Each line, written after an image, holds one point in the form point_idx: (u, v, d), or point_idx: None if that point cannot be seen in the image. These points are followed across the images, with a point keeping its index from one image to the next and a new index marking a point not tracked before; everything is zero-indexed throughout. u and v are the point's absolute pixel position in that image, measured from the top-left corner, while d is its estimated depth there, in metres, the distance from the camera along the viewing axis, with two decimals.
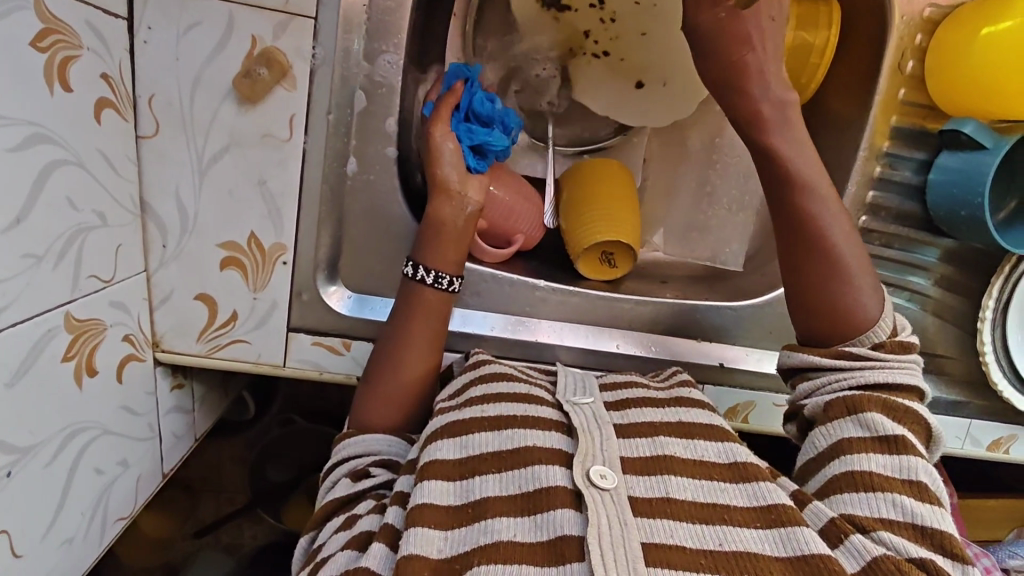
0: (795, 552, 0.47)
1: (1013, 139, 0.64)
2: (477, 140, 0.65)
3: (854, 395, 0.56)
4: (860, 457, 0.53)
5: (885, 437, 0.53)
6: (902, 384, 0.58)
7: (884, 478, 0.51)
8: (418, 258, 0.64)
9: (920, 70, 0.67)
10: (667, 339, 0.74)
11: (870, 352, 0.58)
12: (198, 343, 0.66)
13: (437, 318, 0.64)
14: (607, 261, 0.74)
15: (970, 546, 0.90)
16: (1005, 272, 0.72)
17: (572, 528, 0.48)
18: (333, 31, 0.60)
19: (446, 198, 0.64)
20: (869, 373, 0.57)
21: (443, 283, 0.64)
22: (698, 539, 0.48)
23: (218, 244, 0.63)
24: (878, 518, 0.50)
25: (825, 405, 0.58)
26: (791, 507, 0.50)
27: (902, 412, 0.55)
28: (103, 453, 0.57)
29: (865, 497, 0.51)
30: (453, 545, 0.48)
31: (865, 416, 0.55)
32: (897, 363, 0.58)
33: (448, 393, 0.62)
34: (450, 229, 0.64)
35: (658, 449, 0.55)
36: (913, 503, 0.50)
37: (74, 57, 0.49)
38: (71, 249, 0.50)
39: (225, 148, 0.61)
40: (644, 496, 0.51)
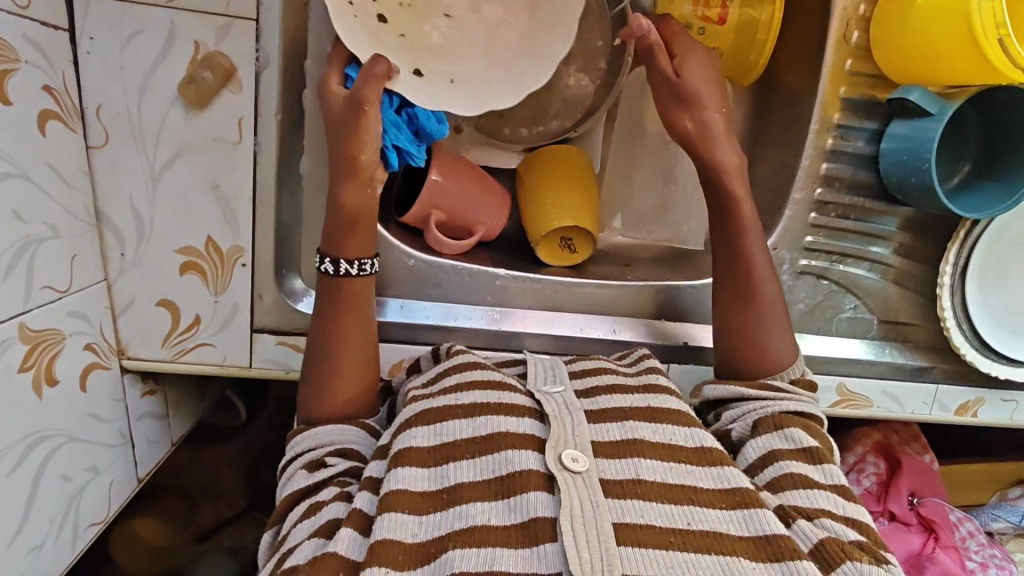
0: (758, 532, 0.49)
1: (957, 104, 0.64)
2: (399, 141, 0.60)
3: (783, 416, 0.60)
4: (790, 462, 0.57)
5: (809, 450, 0.57)
6: (810, 412, 0.62)
7: (812, 478, 0.55)
8: (333, 252, 0.62)
9: (865, 40, 0.68)
10: (631, 321, 0.75)
11: (788, 385, 0.64)
12: (163, 348, 0.67)
13: (360, 303, 0.63)
14: (567, 247, 0.75)
15: (953, 512, 0.92)
16: (960, 238, 0.72)
17: (544, 510, 0.49)
18: (276, 32, 0.60)
19: (360, 184, 0.59)
20: (790, 403, 0.62)
21: (366, 268, 0.63)
22: (668, 518, 0.50)
23: (177, 250, 0.64)
24: (818, 508, 0.53)
25: (751, 426, 0.61)
26: (752, 489, 0.53)
27: (815, 431, 0.60)
28: (70, 460, 0.58)
29: (804, 493, 0.54)
30: (428, 530, 0.49)
31: (791, 431, 0.59)
32: (806, 395, 0.64)
33: (422, 380, 0.62)
34: (364, 217, 0.61)
35: (628, 432, 0.56)
36: (841, 499, 0.54)
37: (12, 70, 0.50)
38: (21, 261, 0.51)
39: (176, 154, 0.61)
40: (614, 479, 0.52)
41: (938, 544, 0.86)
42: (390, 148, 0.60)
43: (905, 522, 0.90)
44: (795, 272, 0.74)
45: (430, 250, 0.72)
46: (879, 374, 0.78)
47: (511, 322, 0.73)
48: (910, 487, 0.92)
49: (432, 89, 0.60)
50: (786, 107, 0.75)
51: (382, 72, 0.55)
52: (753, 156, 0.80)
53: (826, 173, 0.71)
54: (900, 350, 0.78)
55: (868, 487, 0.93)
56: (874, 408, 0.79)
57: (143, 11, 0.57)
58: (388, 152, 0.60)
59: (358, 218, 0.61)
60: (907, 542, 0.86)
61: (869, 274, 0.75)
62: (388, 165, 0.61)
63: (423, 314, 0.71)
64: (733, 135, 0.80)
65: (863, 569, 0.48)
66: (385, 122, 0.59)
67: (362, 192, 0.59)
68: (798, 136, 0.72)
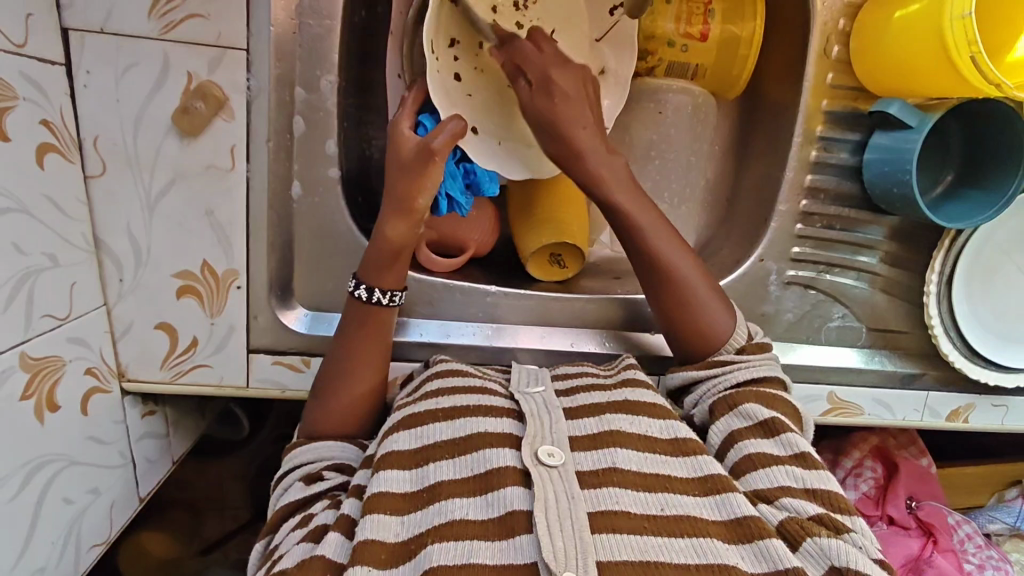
0: (730, 514, 0.51)
1: (936, 116, 0.65)
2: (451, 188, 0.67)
3: (734, 392, 0.61)
4: (750, 441, 0.57)
5: (764, 423, 0.58)
6: (763, 377, 0.63)
7: (770, 455, 0.56)
8: (369, 281, 0.64)
9: (846, 54, 0.69)
10: (621, 334, 0.76)
11: (736, 357, 0.64)
12: (162, 370, 0.68)
13: (382, 331, 0.65)
14: (556, 262, 0.76)
15: (950, 515, 0.92)
16: (946, 246, 0.73)
17: (519, 503, 0.50)
18: (266, 60, 0.62)
19: (410, 225, 0.62)
20: (738, 374, 0.63)
21: (398, 299, 0.65)
22: (642, 505, 0.51)
23: (173, 274, 0.65)
24: (778, 487, 0.53)
25: (709, 408, 0.62)
26: (724, 476, 0.54)
27: (772, 398, 0.60)
28: (72, 483, 0.59)
29: (763, 474, 0.55)
30: (409, 528, 0.50)
31: (746, 407, 0.59)
32: (758, 362, 0.64)
33: (407, 390, 0.65)
34: (399, 249, 0.63)
35: (604, 425, 0.58)
36: (802, 470, 0.54)
37: (10, 108, 0.51)
38: (20, 292, 0.53)
39: (171, 182, 0.63)
40: (591, 470, 0.53)
41: (936, 548, 0.87)
42: (444, 196, 0.67)
43: (904, 526, 0.90)
44: (783, 282, 0.75)
45: (421, 268, 0.74)
46: (869, 381, 0.78)
47: (502, 337, 0.74)
48: (907, 490, 0.92)
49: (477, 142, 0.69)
50: (771, 119, 0.76)
51: (455, 132, 0.59)
52: (740, 167, 0.81)
53: (810, 184, 0.72)
54: (889, 357, 0.78)
55: (866, 492, 0.93)
56: (865, 415, 0.79)
57: (136, 44, 0.59)
58: (443, 199, 0.67)
59: (402, 252, 0.63)
60: (905, 546, 0.87)
61: (857, 283, 0.76)
62: (439, 210, 0.68)
63: (416, 332, 0.73)
64: (720, 147, 0.81)
65: (821, 543, 0.48)
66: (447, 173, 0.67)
67: (407, 230, 0.62)
68: (782, 149, 0.73)
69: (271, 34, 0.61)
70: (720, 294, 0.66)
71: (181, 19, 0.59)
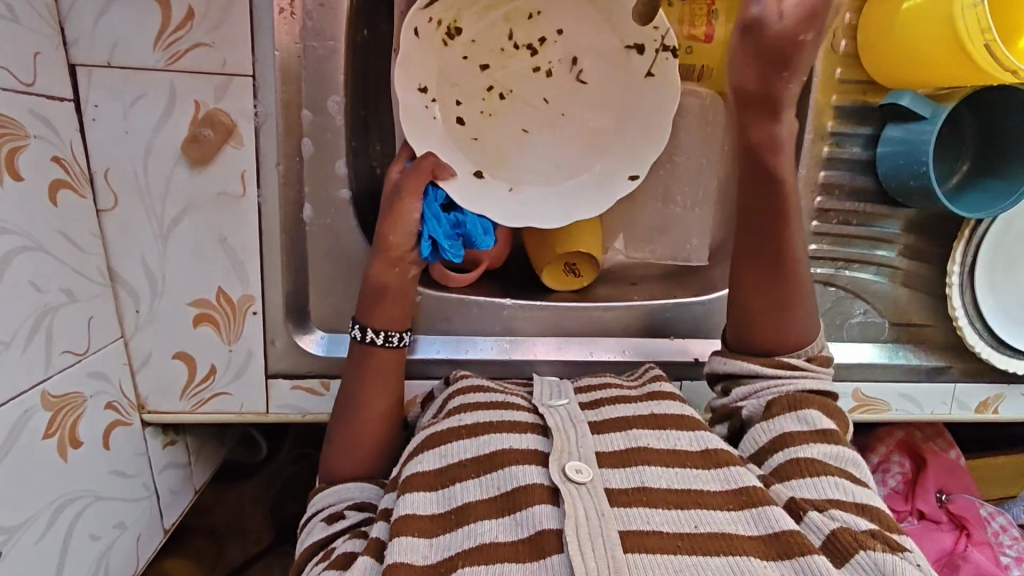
0: (768, 529, 0.49)
1: (951, 105, 0.64)
2: (432, 232, 0.64)
3: (800, 395, 0.59)
4: (803, 446, 0.56)
5: (821, 432, 0.56)
6: (827, 390, 0.61)
7: (822, 463, 0.54)
8: (364, 321, 0.65)
9: (853, 48, 0.68)
10: (640, 342, 0.75)
11: (805, 363, 0.61)
12: (182, 400, 0.68)
13: (386, 374, 0.65)
14: (572, 271, 0.75)
15: (984, 507, 0.89)
16: (965, 236, 0.72)
17: (549, 522, 0.49)
18: (272, 85, 0.62)
19: (390, 262, 0.64)
20: (805, 380, 0.60)
21: (394, 340, 0.65)
22: (675, 523, 0.50)
23: (190, 303, 0.65)
24: (827, 498, 0.52)
25: (766, 406, 0.59)
26: (761, 487, 0.52)
27: (830, 410, 0.59)
28: (98, 519, 0.59)
29: (809, 481, 0.53)
30: (438, 552, 0.49)
31: (804, 412, 0.57)
32: (821, 372, 0.62)
33: (431, 413, 0.64)
34: (392, 292, 0.64)
35: (632, 442, 0.57)
36: (853, 483, 0.53)
37: (21, 147, 0.51)
38: (39, 331, 0.53)
39: (183, 211, 0.63)
40: (620, 488, 0.52)
41: (971, 541, 0.85)
42: (426, 239, 0.64)
43: (935, 521, 0.88)
44: None
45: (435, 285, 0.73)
46: (896, 377, 0.77)
47: (522, 350, 0.73)
48: (937, 484, 0.90)
49: (489, 193, 0.66)
50: None
51: (430, 167, 0.62)
52: None
53: (824, 180, 0.71)
54: (914, 350, 0.77)
55: (895, 487, 0.91)
56: (892, 411, 0.78)
57: (144, 75, 0.59)
58: (425, 243, 0.64)
59: (385, 291, 0.64)
60: (938, 541, 0.84)
61: (877, 278, 0.75)
62: (423, 253, 0.65)
63: (433, 349, 0.72)
64: None
65: (876, 557, 0.46)
66: (428, 215, 0.64)
67: (392, 271, 0.64)
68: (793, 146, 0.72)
69: (276, 58, 0.61)
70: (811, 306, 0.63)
71: (186, 48, 0.59)
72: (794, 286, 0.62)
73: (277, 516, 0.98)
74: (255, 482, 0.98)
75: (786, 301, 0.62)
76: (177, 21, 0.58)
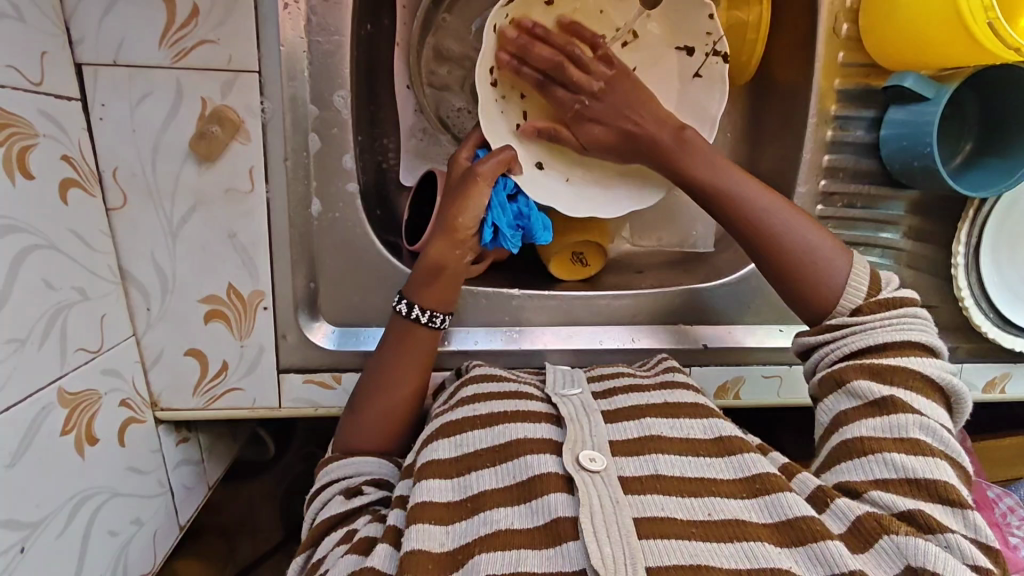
0: (780, 517, 0.49)
1: (954, 85, 0.64)
2: (496, 219, 0.64)
3: (842, 367, 0.58)
4: (852, 424, 0.55)
5: (877, 403, 0.54)
6: (893, 342, 0.58)
7: (872, 439, 0.53)
8: (412, 296, 0.65)
9: (855, 31, 0.68)
10: (648, 329, 0.75)
11: (849, 320, 0.59)
12: (194, 397, 0.68)
13: (421, 354, 0.65)
14: (578, 261, 0.76)
15: (991, 488, 0.90)
16: (970, 217, 0.72)
17: (565, 510, 0.50)
18: (277, 81, 0.62)
19: (452, 244, 0.64)
20: (850, 342, 0.59)
21: (436, 322, 0.65)
22: (688, 511, 0.50)
23: (201, 300, 0.65)
24: (870, 478, 0.51)
25: (818, 382, 0.60)
26: (773, 475, 0.53)
27: (894, 372, 0.56)
28: (115, 515, 0.59)
29: (857, 462, 0.53)
30: (454, 538, 0.50)
31: (852, 385, 0.56)
32: (880, 323, 0.59)
33: (443, 399, 0.65)
34: (446, 270, 0.65)
35: (646, 429, 0.57)
36: (904, 458, 0.51)
37: (31, 146, 0.52)
38: (54, 328, 0.53)
39: (192, 208, 0.63)
40: (634, 475, 0.53)
41: None
42: (490, 225, 0.65)
43: None
44: None
45: None
46: None
47: (531, 341, 0.74)
48: None
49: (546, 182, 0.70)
50: (781, 100, 0.75)
51: (505, 158, 0.64)
52: (754, 151, 0.80)
53: (829, 164, 0.72)
54: None
55: None
56: None
57: (150, 73, 0.59)
58: (488, 228, 0.65)
59: (442, 269, 0.65)
60: None
61: (883, 260, 0.75)
62: (481, 237, 0.65)
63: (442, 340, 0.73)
64: (731, 135, 0.81)
65: (899, 542, 0.46)
66: (496, 201, 0.64)
67: (449, 249, 0.64)
68: (796, 131, 0.72)
69: (281, 53, 0.61)
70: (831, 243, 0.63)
71: (191, 45, 0.59)
72: (817, 242, 0.62)
73: (289, 512, 0.99)
74: (266, 479, 0.98)
75: (808, 261, 0.62)
76: (182, 18, 0.58)
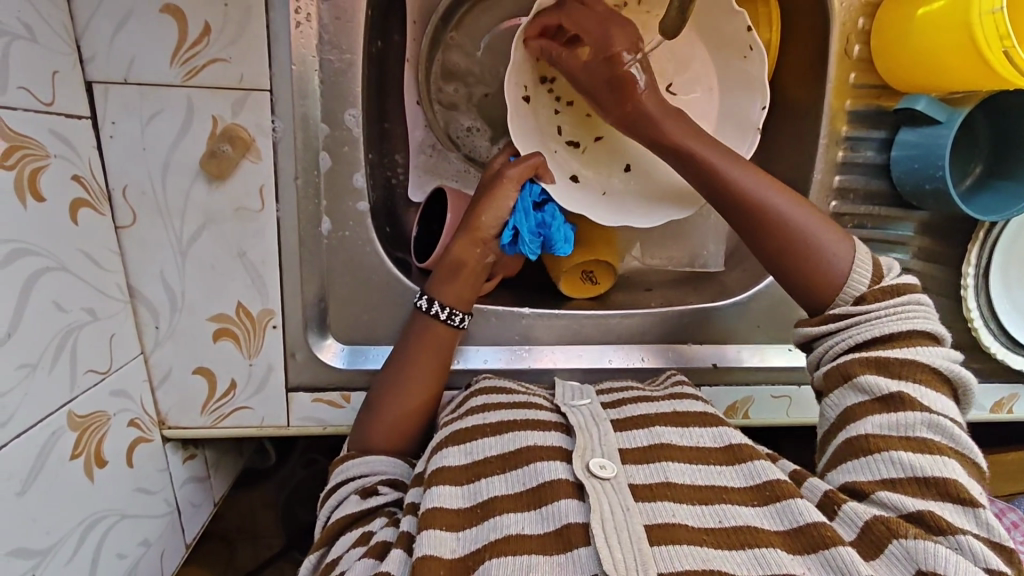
0: (791, 524, 0.49)
1: (966, 110, 0.64)
2: (516, 222, 0.65)
3: (849, 360, 0.55)
4: (861, 420, 0.53)
5: (885, 399, 0.53)
6: (895, 335, 0.55)
7: (881, 437, 0.51)
8: (432, 292, 0.65)
9: (867, 52, 0.68)
10: (657, 349, 0.75)
11: (852, 310, 0.57)
12: (202, 416, 0.68)
13: (443, 350, 0.65)
14: (588, 279, 0.76)
15: (995, 503, 0.90)
16: (981, 238, 0.73)
17: (576, 515, 0.49)
18: (289, 100, 0.61)
19: (473, 243, 0.66)
20: (857, 334, 0.56)
21: (456, 320, 0.65)
22: (700, 518, 0.50)
23: (210, 318, 0.65)
24: (878, 479, 0.50)
25: (824, 375, 0.58)
26: (784, 482, 0.52)
27: (899, 366, 0.54)
28: (124, 538, 0.59)
29: (864, 461, 0.51)
30: (465, 544, 0.49)
31: (860, 378, 0.54)
32: (886, 313, 0.56)
33: (451, 408, 0.65)
34: (469, 269, 0.66)
35: (655, 438, 0.57)
36: (912, 457, 0.50)
37: (42, 167, 0.51)
38: (64, 351, 0.52)
39: (202, 227, 0.63)
40: (644, 483, 0.53)
41: None
42: (511, 228, 0.66)
43: None
44: None
45: None
46: None
47: (539, 358, 0.73)
48: None
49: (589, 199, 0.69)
50: (791, 119, 0.75)
51: (534, 164, 0.66)
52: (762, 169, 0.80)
53: (839, 185, 0.72)
54: None
55: None
56: None
57: (160, 91, 0.59)
58: (506, 230, 0.66)
59: (462, 268, 0.66)
60: None
61: None
62: (501, 239, 0.66)
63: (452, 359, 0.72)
64: None
65: (907, 544, 0.45)
66: (520, 203, 0.65)
67: (470, 248, 0.66)
68: (807, 151, 0.72)
69: (292, 72, 0.61)
70: (831, 228, 0.60)
71: (203, 64, 0.59)
72: (819, 228, 0.60)
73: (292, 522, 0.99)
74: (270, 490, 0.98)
75: (809, 245, 0.59)
76: (193, 36, 0.58)
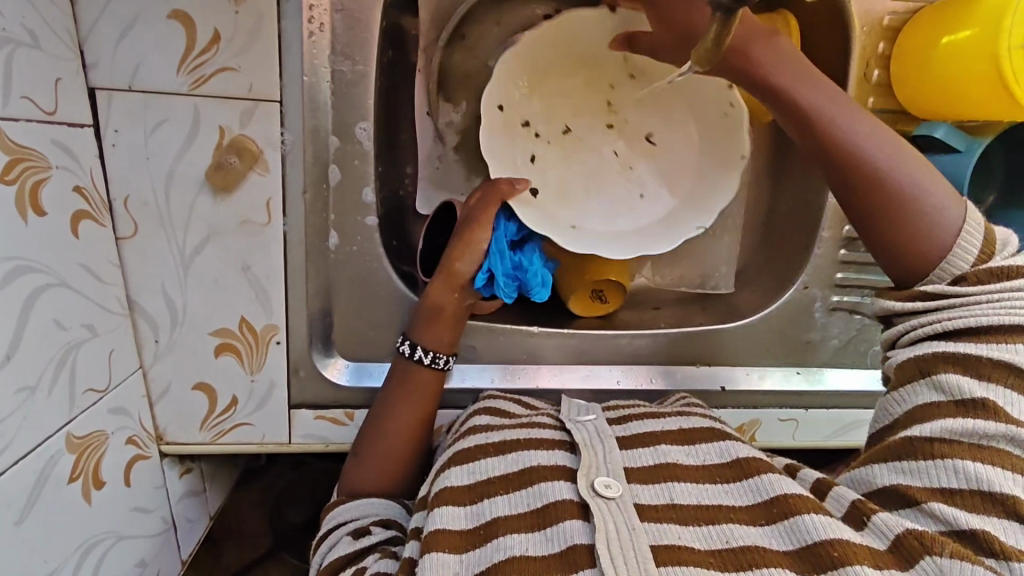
0: (800, 543, 0.46)
1: (983, 141, 0.65)
2: (489, 265, 0.64)
3: (929, 358, 0.50)
4: (932, 419, 0.48)
5: (964, 401, 0.47)
6: (991, 327, 0.48)
7: (948, 442, 0.46)
8: (413, 336, 0.64)
9: (886, 77, 0.68)
10: (664, 369, 0.74)
11: (944, 291, 0.51)
12: (201, 431, 0.66)
13: (425, 394, 0.64)
14: (597, 297, 0.74)
15: None
16: None
17: (581, 536, 0.48)
18: (299, 113, 0.60)
19: (449, 287, 0.64)
20: (944, 320, 0.50)
21: (440, 363, 0.64)
22: (705, 539, 0.48)
23: (212, 333, 0.63)
24: (929, 489, 0.46)
25: (898, 366, 0.53)
26: (796, 494, 0.50)
27: (991, 373, 0.47)
28: (120, 560, 0.57)
29: (921, 465, 0.46)
30: (469, 567, 0.48)
31: (943, 378, 0.48)
32: (981, 298, 0.49)
33: (453, 430, 0.64)
34: (447, 310, 0.65)
35: (661, 457, 0.56)
36: (979, 468, 0.44)
37: (44, 179, 0.49)
38: (63, 371, 0.51)
39: (206, 240, 0.61)
40: (650, 503, 0.51)
41: None
42: (485, 270, 0.64)
43: None
44: (828, 309, 0.73)
45: None
46: None
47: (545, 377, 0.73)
48: None
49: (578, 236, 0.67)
50: None
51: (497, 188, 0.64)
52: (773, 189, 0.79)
53: None
54: None
55: None
56: None
57: (165, 99, 0.57)
58: (481, 272, 0.64)
59: (443, 308, 0.65)
60: None
61: None
62: (474, 279, 0.65)
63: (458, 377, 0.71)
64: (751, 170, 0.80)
65: (940, 563, 0.42)
66: (494, 247, 0.64)
67: (448, 291, 0.64)
68: None
69: (303, 83, 0.59)
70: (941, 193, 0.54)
71: (212, 72, 0.57)
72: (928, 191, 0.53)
73: None
74: None
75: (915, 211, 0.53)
76: (202, 44, 0.56)
